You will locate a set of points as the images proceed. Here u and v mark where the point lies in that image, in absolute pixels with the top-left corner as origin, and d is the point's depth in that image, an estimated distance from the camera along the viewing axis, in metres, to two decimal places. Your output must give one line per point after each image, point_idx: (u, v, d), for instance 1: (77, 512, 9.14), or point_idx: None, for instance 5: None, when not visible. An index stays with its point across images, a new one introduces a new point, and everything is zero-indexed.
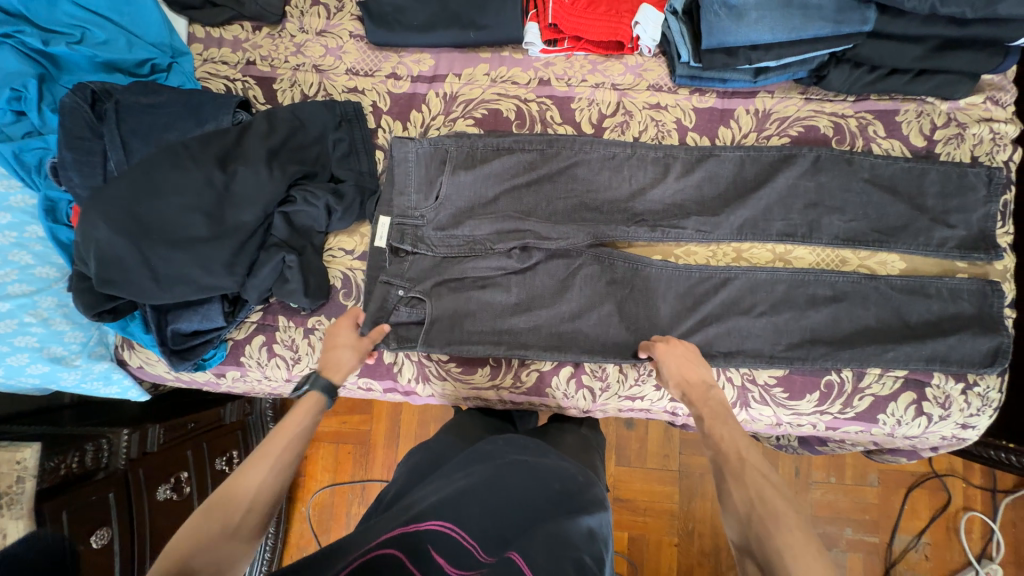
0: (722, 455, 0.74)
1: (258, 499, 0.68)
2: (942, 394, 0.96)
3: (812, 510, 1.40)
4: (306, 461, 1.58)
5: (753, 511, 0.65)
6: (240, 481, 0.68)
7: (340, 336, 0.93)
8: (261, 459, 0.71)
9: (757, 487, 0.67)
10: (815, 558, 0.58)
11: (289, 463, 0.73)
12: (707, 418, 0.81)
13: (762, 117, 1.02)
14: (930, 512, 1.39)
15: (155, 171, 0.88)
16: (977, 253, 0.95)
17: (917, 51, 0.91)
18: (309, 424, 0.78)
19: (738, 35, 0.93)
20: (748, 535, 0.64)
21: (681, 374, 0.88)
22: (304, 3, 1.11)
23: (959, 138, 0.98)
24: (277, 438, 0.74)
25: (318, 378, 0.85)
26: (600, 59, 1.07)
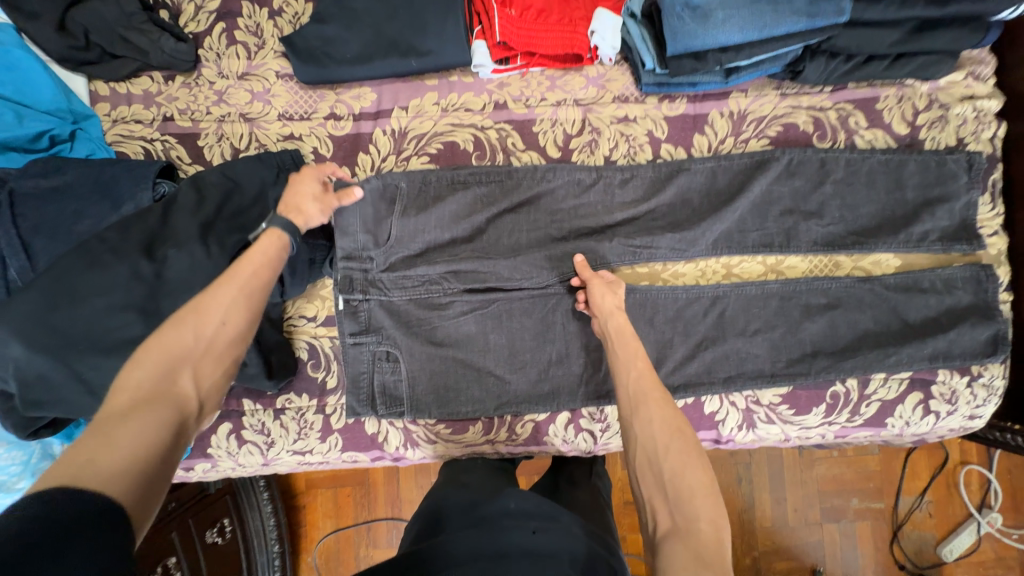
0: (643, 381, 0.69)
1: (231, 316, 0.62)
2: (948, 390, 0.93)
3: (818, 486, 1.38)
4: (305, 510, 1.47)
5: (671, 443, 0.62)
6: (207, 298, 0.62)
7: (302, 187, 0.81)
8: (229, 282, 0.65)
9: (677, 420, 0.64)
10: (713, 496, 0.58)
11: (259, 287, 0.67)
12: (635, 343, 0.75)
13: (738, 120, 0.95)
14: (931, 471, 1.39)
15: (73, 270, 0.76)
16: (960, 242, 0.91)
17: (896, 35, 0.85)
18: (277, 260, 0.72)
19: (706, 37, 0.84)
20: (660, 469, 0.61)
21: (616, 299, 0.82)
22: (219, 42, 0.98)
23: (942, 121, 0.93)
24: (241, 265, 0.68)
25: (277, 218, 0.75)
26: (558, 73, 0.98)
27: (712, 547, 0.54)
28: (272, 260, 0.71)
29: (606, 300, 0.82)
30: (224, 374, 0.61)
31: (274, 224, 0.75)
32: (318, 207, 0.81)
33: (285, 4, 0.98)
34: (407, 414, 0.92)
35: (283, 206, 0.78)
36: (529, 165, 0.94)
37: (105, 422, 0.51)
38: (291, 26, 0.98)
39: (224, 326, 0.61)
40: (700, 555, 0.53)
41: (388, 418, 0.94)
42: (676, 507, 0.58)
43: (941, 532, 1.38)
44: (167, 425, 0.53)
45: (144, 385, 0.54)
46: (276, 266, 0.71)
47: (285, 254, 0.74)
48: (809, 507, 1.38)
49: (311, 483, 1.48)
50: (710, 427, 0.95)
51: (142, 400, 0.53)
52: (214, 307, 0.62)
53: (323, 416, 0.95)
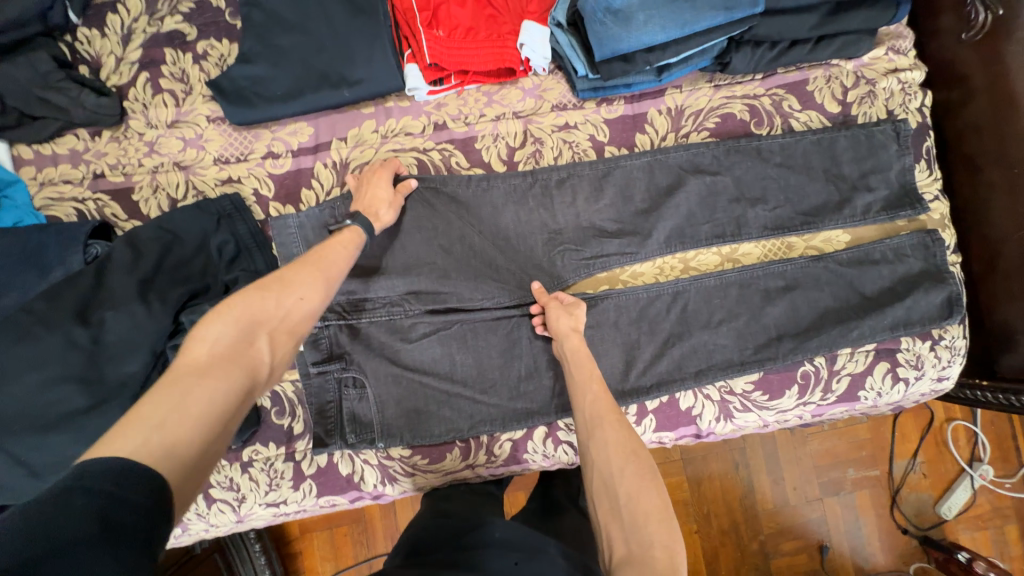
0: (599, 403, 0.71)
1: (312, 295, 0.63)
2: (913, 355, 0.94)
3: (812, 461, 1.38)
4: (301, 555, 1.37)
5: (624, 466, 0.63)
6: (289, 275, 0.63)
7: (378, 189, 0.84)
8: (308, 267, 0.66)
9: (632, 443, 0.65)
10: (666, 519, 0.59)
11: (332, 274, 0.68)
12: (591, 365, 0.77)
13: (676, 115, 0.96)
14: (920, 432, 1.41)
15: (2, 348, 0.73)
16: (904, 209, 0.92)
17: (813, 19, 0.87)
18: (350, 257, 0.73)
19: (631, 40, 0.85)
20: (616, 493, 0.61)
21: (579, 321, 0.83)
22: (145, 93, 0.96)
23: (871, 96, 0.96)
24: (318, 255, 0.69)
25: (355, 215, 0.79)
26: (494, 88, 0.97)
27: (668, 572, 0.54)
28: (346, 255, 0.72)
29: (565, 320, 0.82)
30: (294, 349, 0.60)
31: (356, 221, 0.78)
32: (391, 213, 0.84)
33: (209, 47, 0.97)
34: (378, 441, 0.88)
35: (361, 207, 0.82)
36: (469, 175, 0.93)
37: (183, 376, 0.49)
38: (217, 69, 0.96)
39: (301, 304, 0.61)
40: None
41: (361, 453, 0.91)
42: (630, 533, 0.58)
43: (937, 491, 1.39)
44: (239, 396, 0.51)
45: (224, 342, 0.53)
46: (350, 258, 0.73)
47: (358, 249, 0.77)
48: (806, 483, 1.38)
49: (305, 526, 1.39)
50: (689, 423, 0.94)
51: (219, 363, 0.51)
52: (295, 284, 0.62)
53: (293, 464, 0.91)
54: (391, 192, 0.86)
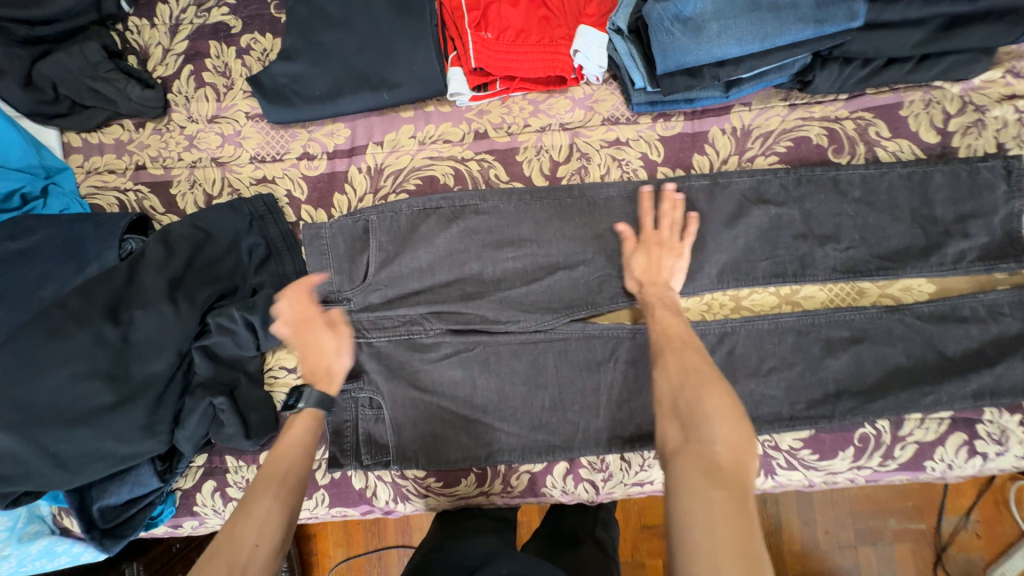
0: (662, 334, 0.68)
1: (265, 528, 0.60)
2: (997, 430, 0.82)
3: (849, 505, 1.27)
4: (313, 536, 1.37)
5: (688, 373, 0.61)
6: (242, 514, 0.61)
7: (320, 342, 0.78)
8: (263, 489, 0.64)
9: (692, 361, 0.62)
10: (735, 418, 0.55)
11: (293, 492, 0.66)
12: (667, 293, 0.76)
13: (742, 136, 0.86)
14: (976, 487, 1.26)
15: (38, 340, 0.74)
16: (1005, 262, 0.79)
17: (919, 34, 0.75)
18: (309, 443, 0.71)
19: (700, 53, 0.76)
20: (677, 400, 0.59)
21: (645, 273, 0.78)
22: (188, 85, 0.95)
23: (978, 125, 0.82)
24: (277, 459, 0.67)
25: (307, 392, 0.74)
26: (542, 97, 0.90)
27: (732, 467, 0.51)
28: (302, 446, 0.70)
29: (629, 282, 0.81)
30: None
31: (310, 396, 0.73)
32: (343, 361, 0.78)
33: (253, 41, 0.94)
34: (393, 464, 0.86)
35: (310, 374, 0.77)
36: (507, 188, 0.87)
37: None
38: (259, 64, 0.94)
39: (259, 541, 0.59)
40: (709, 472, 0.51)
41: (375, 471, 0.88)
42: (690, 428, 0.56)
43: (991, 554, 1.25)
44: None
45: None
46: (311, 448, 0.71)
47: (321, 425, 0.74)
48: (841, 528, 1.27)
49: None
50: None
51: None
52: (249, 519, 0.60)
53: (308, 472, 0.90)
54: (333, 337, 0.78)
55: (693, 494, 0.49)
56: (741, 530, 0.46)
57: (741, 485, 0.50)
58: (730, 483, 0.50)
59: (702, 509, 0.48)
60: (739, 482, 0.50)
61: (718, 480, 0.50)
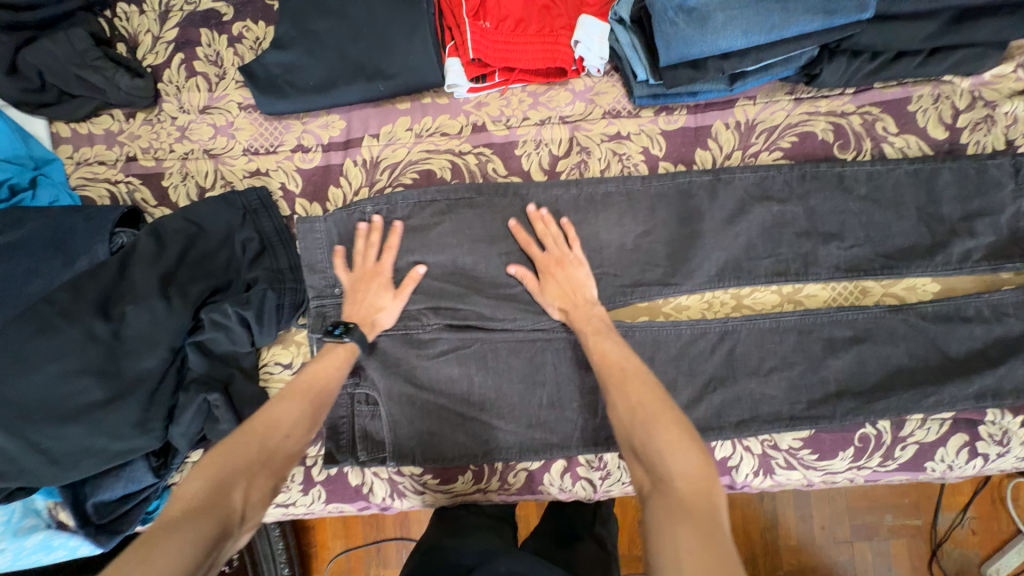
0: (605, 367, 0.69)
1: (292, 435, 0.64)
2: (998, 431, 0.81)
3: (846, 502, 1.27)
4: (311, 529, 1.37)
5: (634, 409, 0.61)
6: (276, 408, 0.66)
7: (376, 296, 0.82)
8: (302, 393, 0.68)
9: (636, 393, 0.63)
10: (688, 446, 0.55)
11: (323, 403, 0.70)
12: (595, 318, 0.77)
13: (746, 131, 0.84)
14: (973, 485, 1.27)
15: (28, 336, 0.73)
16: (1011, 261, 0.78)
17: (930, 27, 0.73)
18: (343, 373, 0.75)
19: (704, 44, 0.74)
20: (632, 442, 0.59)
21: (564, 297, 0.80)
22: (179, 75, 0.92)
23: (988, 121, 0.81)
24: (313, 375, 0.72)
25: (354, 329, 0.78)
26: (542, 89, 0.88)
27: (694, 499, 0.51)
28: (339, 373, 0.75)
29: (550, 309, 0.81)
30: (273, 490, 0.59)
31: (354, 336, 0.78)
32: (388, 319, 0.82)
33: (245, 29, 0.92)
34: (390, 461, 0.85)
35: (355, 315, 0.81)
36: (505, 183, 0.85)
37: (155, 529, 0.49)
38: (252, 53, 0.91)
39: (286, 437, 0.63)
40: (675, 506, 0.50)
41: (371, 468, 0.88)
42: (651, 468, 0.55)
43: (985, 550, 1.26)
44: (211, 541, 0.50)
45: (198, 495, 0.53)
46: (342, 377, 0.75)
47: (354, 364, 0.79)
48: (838, 524, 1.27)
49: None
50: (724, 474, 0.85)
51: (196, 506, 0.52)
52: (282, 418, 0.65)
53: (304, 468, 0.90)
54: (390, 298, 0.82)
55: (662, 534, 0.48)
56: (711, 559, 0.45)
57: (708, 515, 0.49)
58: (695, 514, 0.49)
59: (668, 548, 0.47)
60: (704, 511, 0.50)
61: (682, 517, 0.49)
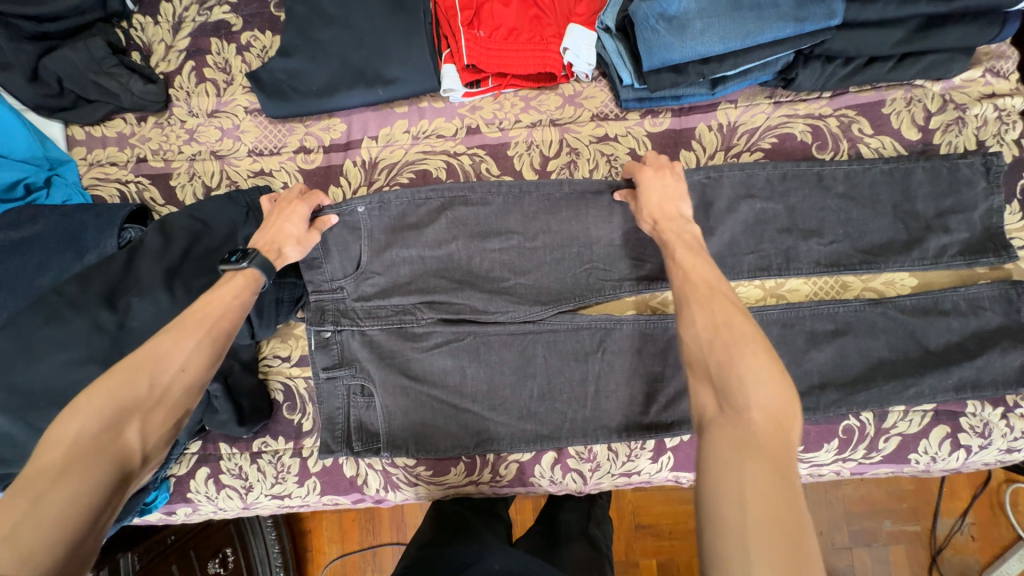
0: (690, 285, 0.65)
1: (187, 366, 0.62)
2: (979, 422, 0.83)
3: (844, 507, 1.26)
4: (308, 534, 1.38)
5: (719, 330, 0.58)
6: (165, 340, 0.62)
7: (283, 220, 0.79)
8: (195, 326, 0.65)
9: (725, 314, 0.59)
10: (772, 381, 0.52)
11: (223, 333, 0.67)
12: (695, 243, 0.71)
13: (728, 132, 0.88)
14: (972, 490, 1.27)
15: (37, 324, 0.76)
16: (986, 256, 0.81)
17: (899, 34, 0.77)
18: (245, 300, 0.71)
19: (684, 50, 0.79)
20: (707, 361, 0.57)
21: (657, 209, 0.76)
22: (189, 81, 0.97)
23: (959, 123, 0.84)
24: (212, 303, 0.68)
25: (254, 254, 0.73)
26: (533, 93, 0.93)
27: (768, 435, 0.49)
28: (236, 300, 0.70)
29: (642, 223, 0.78)
30: (175, 424, 0.61)
31: (253, 261, 0.73)
32: (297, 251, 0.79)
33: (253, 38, 0.97)
34: (384, 451, 0.88)
35: (260, 243, 0.77)
36: (499, 182, 0.88)
37: (39, 476, 0.50)
38: (258, 61, 0.97)
39: (182, 370, 0.61)
40: (747, 440, 0.48)
41: (365, 459, 0.90)
42: (724, 394, 0.53)
43: (986, 557, 1.25)
44: (111, 483, 0.53)
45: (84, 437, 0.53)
46: (246, 304, 0.71)
47: (259, 291, 0.74)
48: (836, 529, 1.27)
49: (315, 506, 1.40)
50: None
51: (82, 453, 0.52)
52: (174, 351, 0.62)
53: (300, 459, 0.92)
54: (300, 226, 0.80)
55: (723, 466, 0.47)
56: (775, 499, 0.44)
57: (778, 455, 0.48)
58: (766, 450, 0.47)
59: (733, 483, 0.46)
60: (776, 450, 0.48)
61: (750, 452, 0.47)
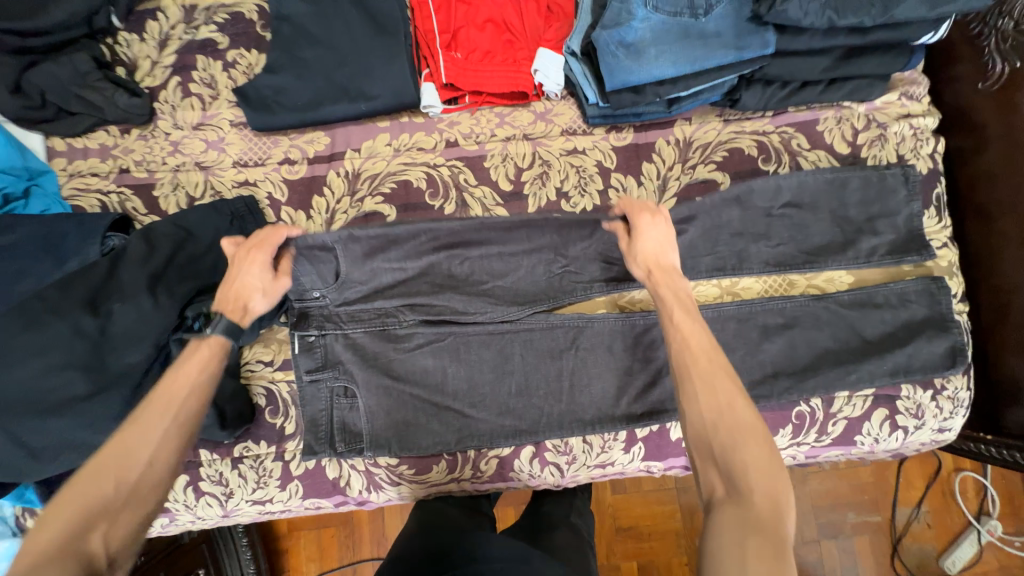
0: (689, 354, 0.66)
1: (157, 456, 0.60)
2: (914, 404, 0.92)
3: (811, 502, 1.33)
4: (284, 555, 1.35)
5: (721, 409, 0.61)
6: (132, 430, 0.61)
7: (246, 271, 0.77)
8: (161, 411, 0.63)
9: (726, 391, 0.62)
10: (770, 467, 0.56)
11: (194, 415, 0.65)
12: (690, 305, 0.72)
13: (684, 147, 0.97)
14: (925, 480, 1.36)
15: (15, 330, 0.76)
16: (910, 254, 0.91)
17: (825, 61, 0.88)
18: (212, 375, 0.69)
19: (641, 72, 0.87)
20: (710, 440, 0.59)
21: (653, 257, 0.78)
22: (174, 95, 1.00)
23: (881, 139, 0.96)
24: (179, 384, 0.66)
25: (218, 319, 0.74)
26: (507, 110, 1.00)
27: (770, 519, 0.52)
28: (205, 375, 0.69)
29: (635, 269, 0.80)
30: (146, 519, 0.59)
31: (217, 329, 0.73)
32: (264, 303, 0.79)
33: (239, 56, 1.01)
34: (367, 451, 0.90)
35: (223, 300, 0.76)
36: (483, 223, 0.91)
37: None
38: (244, 77, 1.01)
39: (152, 461, 0.60)
40: (753, 527, 0.52)
41: (348, 459, 0.92)
42: (729, 479, 0.56)
43: (941, 543, 1.33)
44: None
45: (50, 545, 0.52)
46: (214, 377, 0.70)
47: (228, 356, 0.74)
48: (805, 524, 1.34)
49: (292, 524, 1.37)
50: (677, 454, 0.95)
51: (44, 563, 0.51)
52: (142, 441, 0.60)
53: (282, 463, 0.93)
54: (267, 277, 0.78)
55: (734, 555, 0.50)
56: None
57: (780, 540, 0.51)
58: (769, 537, 0.51)
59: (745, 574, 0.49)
60: (777, 535, 0.52)
61: (755, 540, 0.51)
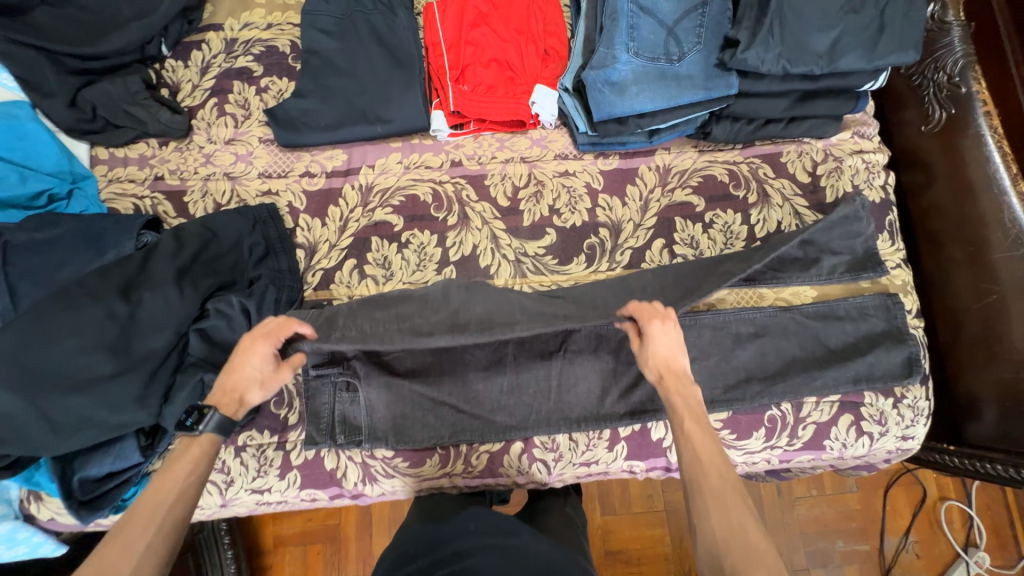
0: (699, 472, 0.69)
1: (142, 564, 0.62)
2: (877, 411, 0.99)
3: (799, 528, 1.35)
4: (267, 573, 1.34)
5: (730, 532, 0.63)
6: (115, 547, 0.62)
7: (248, 364, 0.81)
8: (143, 525, 0.65)
9: (739, 515, 0.64)
10: None
11: (176, 524, 0.68)
12: (701, 416, 0.74)
13: (664, 173, 1.09)
14: (911, 508, 1.38)
15: (51, 312, 0.84)
16: (866, 271, 1.01)
17: (784, 102, 1.02)
18: (194, 481, 0.73)
19: (624, 106, 1.00)
20: (722, 566, 0.61)
21: (664, 363, 0.79)
22: (210, 114, 1.12)
23: (838, 170, 1.08)
24: (161, 493, 0.69)
25: (209, 417, 0.76)
26: (507, 136, 1.12)
27: None
28: (190, 479, 0.72)
29: (648, 371, 0.81)
30: None
31: (208, 426, 0.76)
32: (260, 394, 0.83)
33: (271, 82, 1.14)
34: (364, 442, 0.95)
35: (223, 388, 0.81)
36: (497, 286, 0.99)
37: None
38: (274, 100, 1.13)
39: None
40: None
41: (346, 450, 0.97)
42: None
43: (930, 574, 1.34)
44: None
45: None
46: (194, 482, 0.73)
47: (214, 455, 0.78)
48: (794, 551, 1.35)
49: (277, 541, 1.36)
50: (659, 454, 1.00)
51: None
52: (125, 558, 0.62)
53: (283, 453, 0.97)
54: (268, 372, 0.82)
55: None
56: None
57: None
58: None
59: None
60: None
61: None
